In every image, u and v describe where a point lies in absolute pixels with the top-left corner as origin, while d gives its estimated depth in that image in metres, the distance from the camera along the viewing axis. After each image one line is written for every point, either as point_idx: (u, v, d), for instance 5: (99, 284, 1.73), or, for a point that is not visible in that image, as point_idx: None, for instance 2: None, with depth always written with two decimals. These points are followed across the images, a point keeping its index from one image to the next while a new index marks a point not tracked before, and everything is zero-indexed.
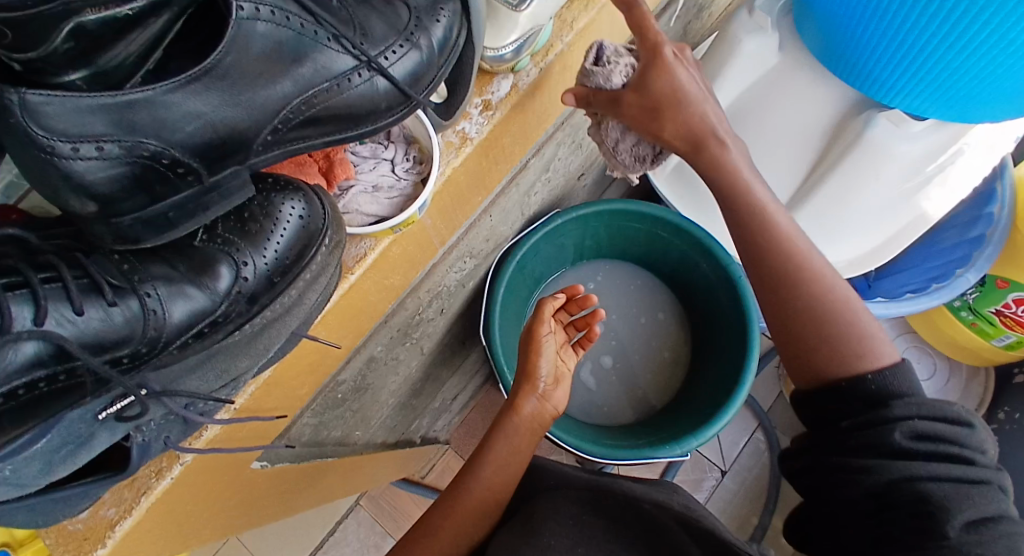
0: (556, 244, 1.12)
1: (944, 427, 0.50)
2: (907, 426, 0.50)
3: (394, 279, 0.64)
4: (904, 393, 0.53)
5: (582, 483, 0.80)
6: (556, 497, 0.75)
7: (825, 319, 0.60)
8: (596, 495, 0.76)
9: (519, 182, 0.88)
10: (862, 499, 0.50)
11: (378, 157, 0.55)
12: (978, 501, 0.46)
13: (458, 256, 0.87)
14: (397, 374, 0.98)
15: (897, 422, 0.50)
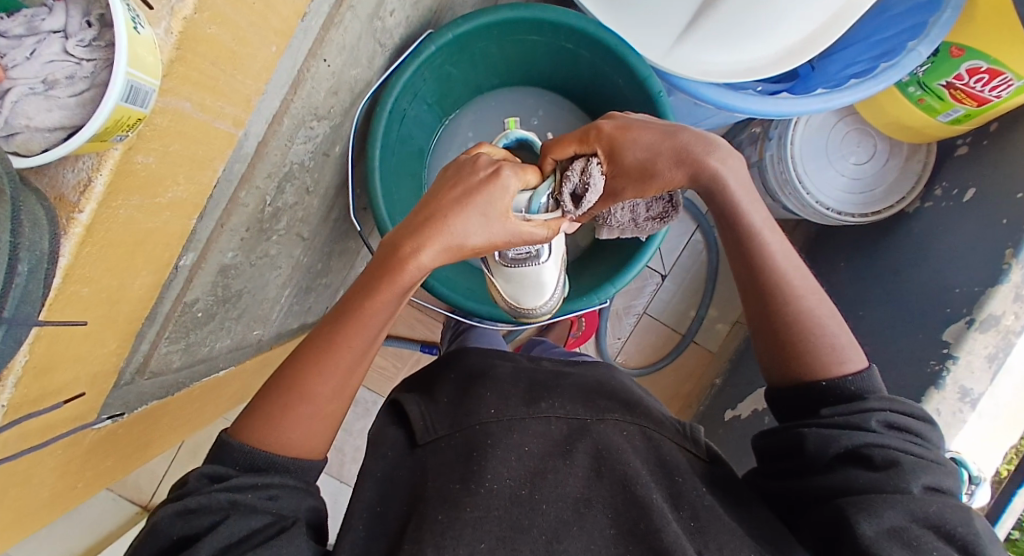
0: (439, 77, 0.91)
1: (907, 419, 0.59)
2: (877, 420, 0.58)
3: (176, 185, 0.47)
4: (873, 391, 0.61)
5: (528, 401, 0.69)
6: (501, 436, 0.63)
7: (810, 337, 0.64)
8: (545, 421, 0.66)
9: (349, 1, 0.63)
10: (832, 474, 0.56)
11: (40, 31, 0.35)
12: (932, 473, 0.55)
13: (298, 123, 0.67)
14: (281, 267, 0.85)
15: (876, 412, 0.59)
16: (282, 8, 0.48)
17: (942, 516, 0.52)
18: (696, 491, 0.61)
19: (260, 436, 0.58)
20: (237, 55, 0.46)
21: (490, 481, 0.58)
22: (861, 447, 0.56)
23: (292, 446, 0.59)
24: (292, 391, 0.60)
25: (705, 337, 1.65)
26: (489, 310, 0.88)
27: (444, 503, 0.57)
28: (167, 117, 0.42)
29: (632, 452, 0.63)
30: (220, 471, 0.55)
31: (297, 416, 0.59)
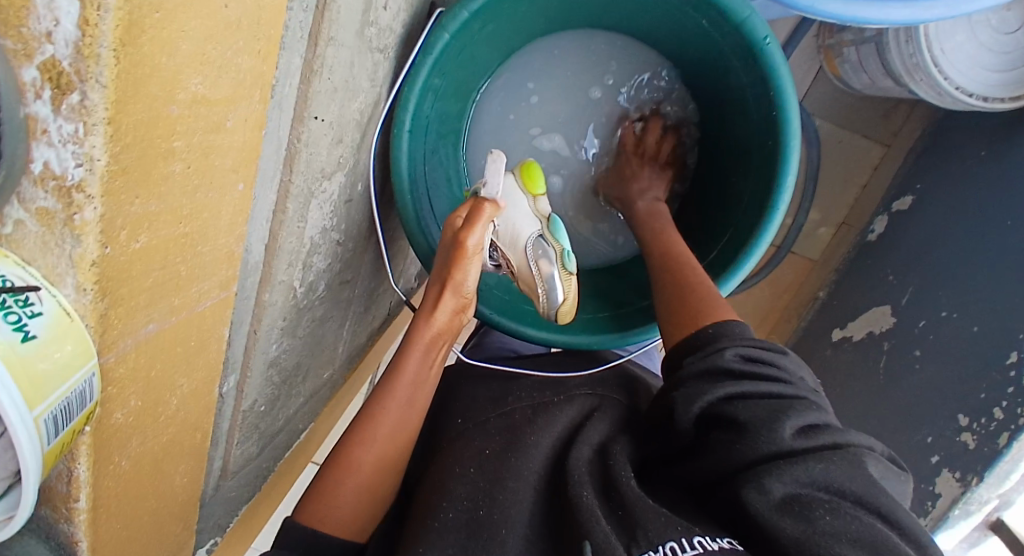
0: (462, 62, 0.69)
1: (760, 352, 0.52)
2: (729, 352, 0.52)
3: (170, 391, 0.38)
4: (733, 332, 0.55)
5: (490, 406, 0.62)
6: (455, 448, 0.56)
7: (696, 295, 0.61)
8: (488, 421, 0.59)
9: (325, 33, 0.44)
10: (714, 443, 0.47)
11: None
12: (800, 410, 0.46)
13: (306, 197, 0.52)
14: (337, 317, 0.76)
15: (728, 347, 0.52)
16: (233, 137, 0.34)
17: (822, 457, 0.42)
18: (626, 473, 0.50)
19: (316, 516, 0.52)
20: (189, 234, 0.33)
21: (440, 506, 0.48)
22: (724, 400, 0.49)
23: (343, 523, 0.53)
24: (344, 465, 0.54)
25: (804, 245, 1.36)
26: (566, 342, 0.72)
27: (400, 546, 0.46)
28: (131, 358, 0.32)
29: (587, 449, 0.54)
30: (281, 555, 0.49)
31: (349, 491, 0.53)
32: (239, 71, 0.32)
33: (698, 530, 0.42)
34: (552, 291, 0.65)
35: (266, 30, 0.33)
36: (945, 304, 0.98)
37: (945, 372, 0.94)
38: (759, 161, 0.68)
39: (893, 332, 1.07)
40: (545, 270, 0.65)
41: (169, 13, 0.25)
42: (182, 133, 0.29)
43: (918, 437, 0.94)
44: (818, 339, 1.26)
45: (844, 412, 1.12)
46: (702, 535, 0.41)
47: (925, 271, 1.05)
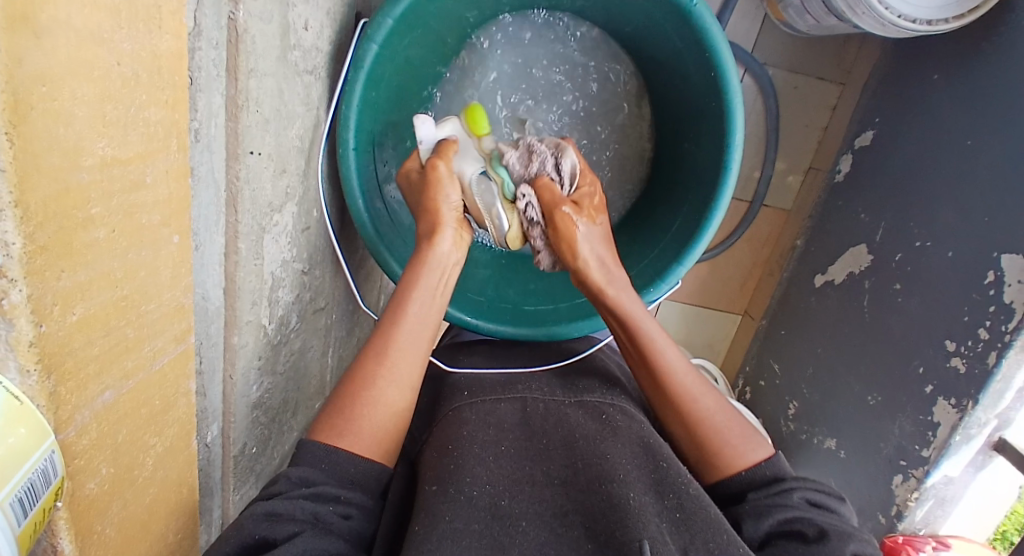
0: (399, 68, 0.68)
1: (823, 495, 0.55)
2: (798, 495, 0.53)
3: (141, 455, 0.38)
4: (791, 476, 0.56)
5: (498, 390, 0.64)
6: (469, 427, 0.56)
7: (715, 436, 0.58)
8: (502, 407, 0.60)
9: (244, 65, 0.43)
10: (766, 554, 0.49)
11: None
12: (853, 542, 0.49)
13: (257, 234, 0.52)
14: (317, 346, 0.76)
15: (795, 488, 0.54)
16: (155, 192, 0.33)
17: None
18: (681, 480, 0.51)
19: (335, 431, 0.52)
20: (130, 295, 0.33)
21: (464, 483, 0.48)
22: (786, 523, 0.51)
23: (365, 443, 0.52)
24: (360, 381, 0.55)
25: (776, 197, 1.36)
26: (549, 334, 0.76)
27: (419, 514, 0.46)
28: (93, 428, 0.32)
29: (620, 447, 0.53)
30: (308, 474, 0.49)
31: (370, 407, 0.53)
32: (148, 123, 0.31)
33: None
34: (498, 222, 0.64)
35: (170, 78, 0.32)
36: (920, 234, 0.99)
37: (929, 301, 0.95)
38: (705, 122, 0.69)
39: (873, 270, 1.08)
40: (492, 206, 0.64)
41: (56, 83, 0.25)
42: (102, 198, 0.29)
43: (910, 369, 0.96)
44: (803, 287, 1.27)
45: (838, 356, 1.13)
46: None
47: (894, 205, 1.06)
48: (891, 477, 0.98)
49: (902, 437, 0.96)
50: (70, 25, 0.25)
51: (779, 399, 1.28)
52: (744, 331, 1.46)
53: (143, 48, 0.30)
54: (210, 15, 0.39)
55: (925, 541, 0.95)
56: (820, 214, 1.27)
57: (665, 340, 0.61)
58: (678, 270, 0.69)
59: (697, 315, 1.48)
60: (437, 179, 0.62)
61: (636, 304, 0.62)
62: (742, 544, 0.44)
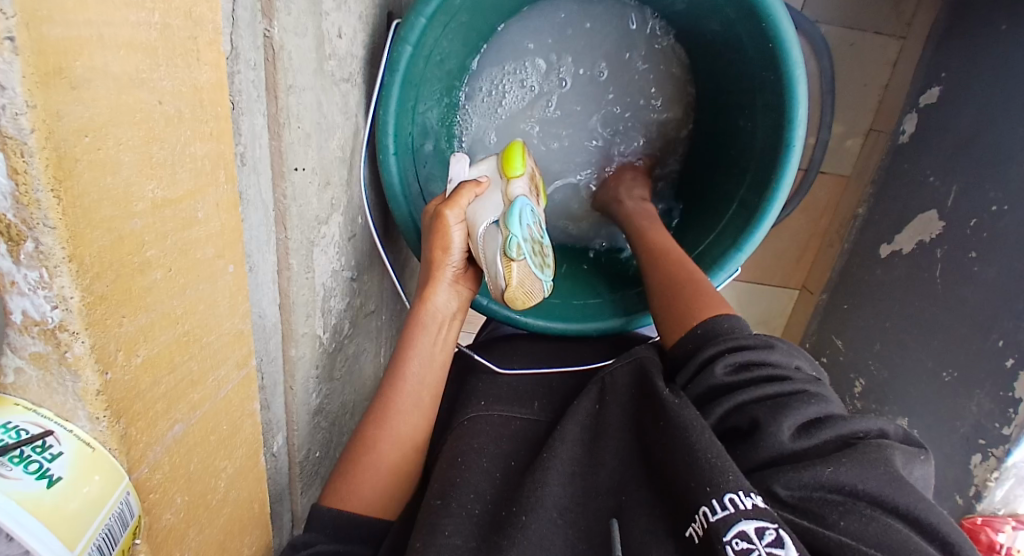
0: (436, 65, 0.66)
1: (754, 351, 0.51)
2: (721, 368, 0.51)
3: (214, 478, 0.39)
4: (716, 339, 0.54)
5: (512, 397, 0.64)
6: (476, 433, 0.58)
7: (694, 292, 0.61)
8: (519, 419, 0.61)
9: (283, 83, 0.42)
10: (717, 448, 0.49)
11: None
12: (796, 407, 0.46)
13: (307, 248, 0.52)
14: (369, 348, 0.76)
15: (720, 359, 0.51)
16: (208, 226, 0.33)
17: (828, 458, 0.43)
18: (661, 442, 0.49)
19: (340, 494, 0.53)
20: (191, 329, 0.33)
21: (468, 499, 0.51)
22: (725, 416, 0.50)
23: (366, 504, 0.54)
24: (361, 448, 0.55)
25: (833, 163, 1.27)
26: (601, 328, 0.74)
27: (422, 528, 0.48)
28: (166, 463, 0.33)
29: (610, 440, 0.54)
30: (310, 536, 0.51)
31: (367, 472, 0.54)
32: (196, 157, 0.31)
33: (728, 487, 0.41)
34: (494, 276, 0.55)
35: (212, 110, 0.32)
36: (998, 198, 0.91)
37: (1009, 269, 0.87)
38: (763, 96, 0.64)
39: (946, 238, 1.00)
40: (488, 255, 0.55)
41: (100, 133, 0.24)
42: (158, 240, 0.29)
43: (988, 342, 0.89)
44: (867, 259, 1.20)
45: (909, 331, 1.06)
46: (732, 492, 0.40)
47: (967, 165, 0.98)
48: (968, 456, 0.92)
49: (980, 414, 0.90)
50: (107, 72, 0.24)
51: (844, 377, 1.22)
52: (803, 306, 1.39)
53: (184, 83, 0.29)
54: (247, 37, 0.39)
55: (1004, 522, 0.94)
56: (885, 179, 1.18)
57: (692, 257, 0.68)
58: (736, 257, 0.65)
59: (752, 292, 1.42)
60: (441, 230, 0.57)
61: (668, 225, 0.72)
62: (722, 483, 0.42)
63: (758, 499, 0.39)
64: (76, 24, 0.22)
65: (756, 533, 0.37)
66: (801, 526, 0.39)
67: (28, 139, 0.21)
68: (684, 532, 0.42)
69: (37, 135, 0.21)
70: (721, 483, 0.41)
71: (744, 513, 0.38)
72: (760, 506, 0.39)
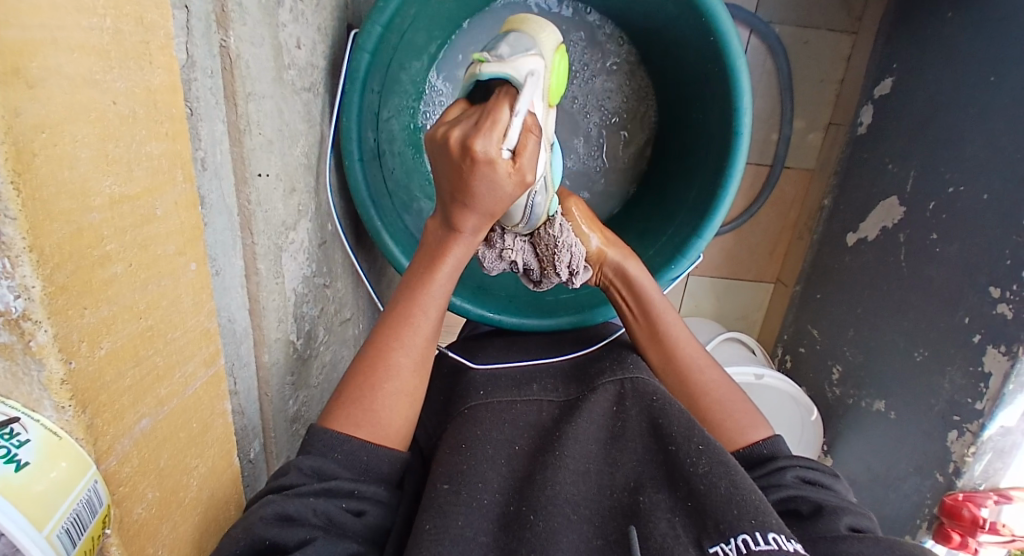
0: (394, 73, 0.68)
1: (817, 473, 0.56)
2: (790, 474, 0.55)
3: (185, 478, 0.39)
4: (774, 455, 0.57)
5: (514, 389, 0.65)
6: (480, 425, 0.58)
7: (719, 406, 0.62)
8: (520, 404, 0.62)
9: (241, 89, 0.44)
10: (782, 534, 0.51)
11: None
12: (856, 517, 0.51)
13: (275, 253, 0.53)
14: (347, 356, 0.77)
15: (789, 467, 0.56)
16: (167, 223, 0.34)
17: (892, 545, 0.46)
18: (689, 459, 0.51)
19: (352, 421, 0.52)
20: (153, 325, 0.34)
21: (476, 489, 0.51)
22: (784, 502, 0.53)
23: (383, 430, 0.53)
24: (379, 370, 0.54)
25: (797, 157, 1.31)
26: (573, 321, 0.78)
27: (431, 511, 0.48)
28: (134, 456, 0.33)
29: (629, 450, 0.55)
30: (320, 465, 0.49)
31: (388, 395, 0.54)
32: (152, 155, 0.32)
33: (771, 526, 0.44)
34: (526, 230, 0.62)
35: (166, 111, 0.33)
36: (952, 180, 0.95)
37: (968, 248, 0.91)
38: (711, 90, 0.67)
39: (908, 222, 1.04)
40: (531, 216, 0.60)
41: (56, 129, 0.25)
42: (117, 235, 0.30)
43: (955, 320, 0.92)
44: (835, 247, 1.23)
45: (880, 313, 1.09)
46: (776, 531, 0.43)
47: (922, 151, 1.01)
48: (945, 433, 0.94)
49: (953, 390, 0.92)
50: (61, 72, 0.25)
51: (822, 363, 1.25)
52: (779, 298, 1.42)
53: (137, 84, 0.31)
54: (202, 45, 0.40)
55: (986, 497, 0.92)
56: (846, 169, 1.22)
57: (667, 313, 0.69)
58: (698, 244, 0.68)
59: (728, 287, 1.44)
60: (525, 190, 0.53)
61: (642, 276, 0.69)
62: (757, 519, 0.45)
63: (797, 546, 0.43)
64: (32, 27, 0.23)
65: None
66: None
67: None
68: (712, 548, 0.44)
69: None
70: (765, 521, 0.44)
71: (788, 552, 0.42)
72: (801, 552, 0.42)
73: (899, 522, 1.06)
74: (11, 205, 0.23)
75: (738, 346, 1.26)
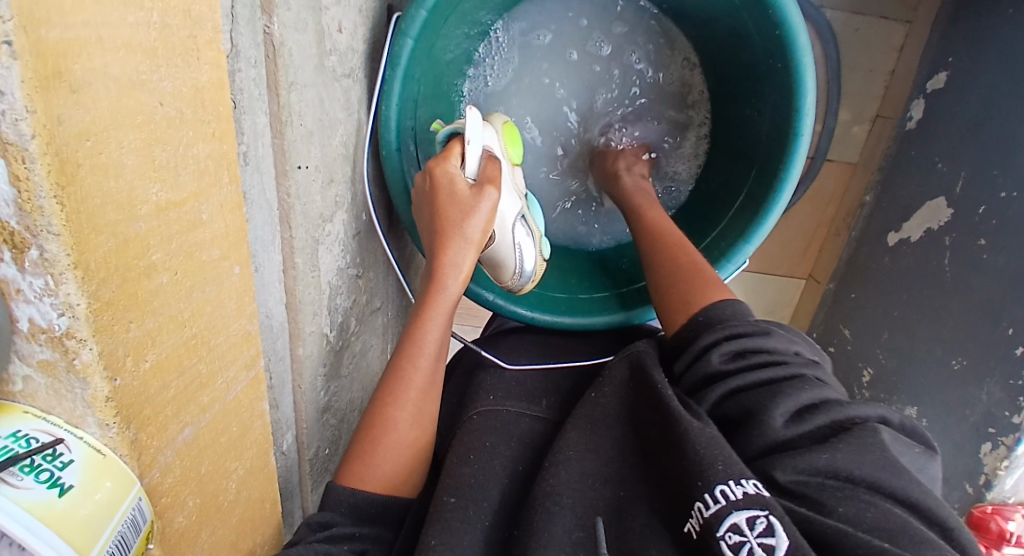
0: (437, 59, 0.66)
1: (799, 346, 0.51)
2: (718, 355, 0.51)
3: (223, 483, 0.38)
4: (715, 330, 0.53)
5: (523, 396, 0.63)
6: (481, 431, 0.57)
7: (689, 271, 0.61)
8: (528, 415, 0.60)
9: (284, 79, 0.42)
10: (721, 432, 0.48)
11: None
12: (790, 389, 0.45)
13: (312, 246, 0.51)
14: (377, 345, 0.76)
15: (718, 347, 0.51)
16: (213, 227, 0.32)
17: (830, 448, 0.40)
18: (660, 436, 0.48)
19: (357, 475, 0.52)
20: (195, 333, 0.32)
21: (483, 508, 0.50)
22: (720, 397, 0.49)
23: (385, 482, 0.53)
24: (378, 426, 0.53)
25: (839, 149, 1.25)
26: (608, 322, 0.75)
27: (437, 524, 0.47)
28: (176, 466, 0.33)
29: (606, 435, 0.52)
30: (326, 517, 0.50)
31: (388, 449, 0.53)
32: (198, 158, 0.30)
33: (719, 473, 0.41)
34: (520, 278, 0.69)
35: (213, 109, 0.31)
36: (1006, 184, 0.90)
37: (1019, 258, 0.86)
38: (771, 85, 0.63)
39: (955, 225, 0.99)
40: (516, 265, 0.67)
41: (101, 135, 0.24)
42: (163, 245, 0.28)
43: (998, 331, 0.88)
44: (874, 247, 1.19)
45: (918, 319, 1.05)
46: (723, 483, 0.40)
47: (976, 150, 0.96)
48: (979, 446, 0.91)
49: (991, 403, 0.89)
50: (106, 74, 0.23)
51: (851, 365, 1.21)
52: (810, 295, 1.38)
53: (184, 83, 0.29)
54: (246, 34, 0.38)
55: (1015, 511, 0.94)
56: (892, 165, 1.16)
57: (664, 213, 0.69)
58: (745, 249, 0.65)
59: (758, 282, 1.40)
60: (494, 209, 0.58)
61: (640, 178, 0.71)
62: (705, 471, 0.41)
63: (749, 487, 0.39)
64: (75, 25, 0.21)
65: (747, 525, 0.37)
66: (799, 514, 0.38)
67: (29, 145, 0.20)
68: (685, 527, 0.41)
69: (38, 139, 0.20)
70: (710, 474, 0.41)
71: (736, 504, 0.38)
72: (756, 493, 0.38)
73: None
74: (55, 223, 0.22)
75: None
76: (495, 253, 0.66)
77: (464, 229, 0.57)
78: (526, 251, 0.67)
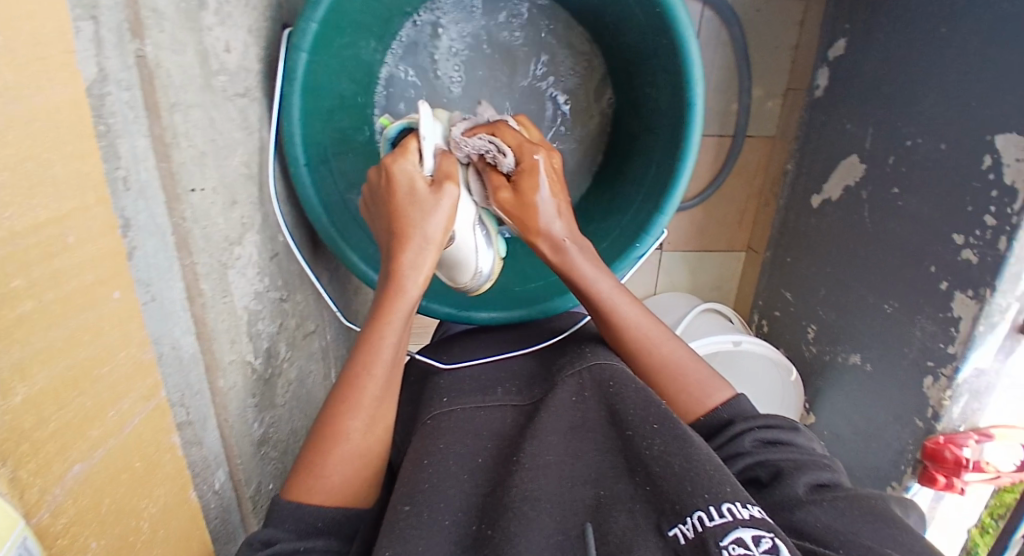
0: (336, 71, 0.66)
1: (776, 431, 0.56)
2: (749, 439, 0.55)
3: (130, 521, 0.36)
4: (733, 418, 0.57)
5: (478, 394, 0.63)
6: (442, 437, 0.56)
7: (672, 379, 0.61)
8: (484, 412, 0.60)
9: (163, 100, 0.41)
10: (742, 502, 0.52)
11: None
12: (812, 470, 0.52)
13: (220, 271, 0.50)
14: (316, 368, 0.75)
15: (744, 434, 0.55)
16: (82, 253, 0.31)
17: (840, 510, 0.47)
18: (646, 445, 0.49)
19: (306, 488, 0.51)
20: (72, 366, 0.31)
21: (439, 509, 0.48)
22: (743, 472, 0.54)
23: (336, 495, 0.52)
24: (330, 435, 0.52)
25: (757, 123, 1.30)
26: (542, 311, 0.76)
27: (391, 533, 0.46)
28: (70, 505, 0.31)
29: (585, 442, 0.53)
30: (271, 533, 0.49)
31: (338, 460, 0.52)
32: (56, 182, 0.30)
33: (726, 495, 0.43)
34: (477, 279, 0.69)
35: (72, 130, 0.31)
36: (909, 133, 0.95)
37: (928, 199, 0.91)
38: (659, 61, 0.65)
39: (869, 178, 1.05)
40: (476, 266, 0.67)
41: None
42: (23, 274, 0.28)
43: (921, 271, 0.93)
44: (802, 210, 1.24)
45: (850, 272, 1.10)
46: (730, 502, 0.43)
47: (878, 106, 1.02)
48: (920, 381, 0.95)
49: (924, 338, 0.93)
50: None
51: (797, 326, 1.26)
52: (751, 265, 1.42)
53: (32, 104, 0.28)
54: (116, 57, 0.36)
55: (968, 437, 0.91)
56: (806, 131, 1.22)
57: (612, 286, 0.66)
58: (660, 220, 0.67)
59: (701, 260, 1.44)
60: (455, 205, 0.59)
61: (585, 262, 0.65)
62: (713, 491, 0.44)
63: (754, 510, 0.42)
64: None
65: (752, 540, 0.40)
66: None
67: None
68: (671, 530, 0.43)
69: None
70: (719, 493, 0.44)
71: (741, 520, 0.41)
72: (756, 516, 0.42)
73: (883, 475, 1.06)
74: None
75: (714, 316, 1.26)
76: (455, 255, 0.66)
77: (424, 227, 0.57)
78: (485, 253, 0.67)
